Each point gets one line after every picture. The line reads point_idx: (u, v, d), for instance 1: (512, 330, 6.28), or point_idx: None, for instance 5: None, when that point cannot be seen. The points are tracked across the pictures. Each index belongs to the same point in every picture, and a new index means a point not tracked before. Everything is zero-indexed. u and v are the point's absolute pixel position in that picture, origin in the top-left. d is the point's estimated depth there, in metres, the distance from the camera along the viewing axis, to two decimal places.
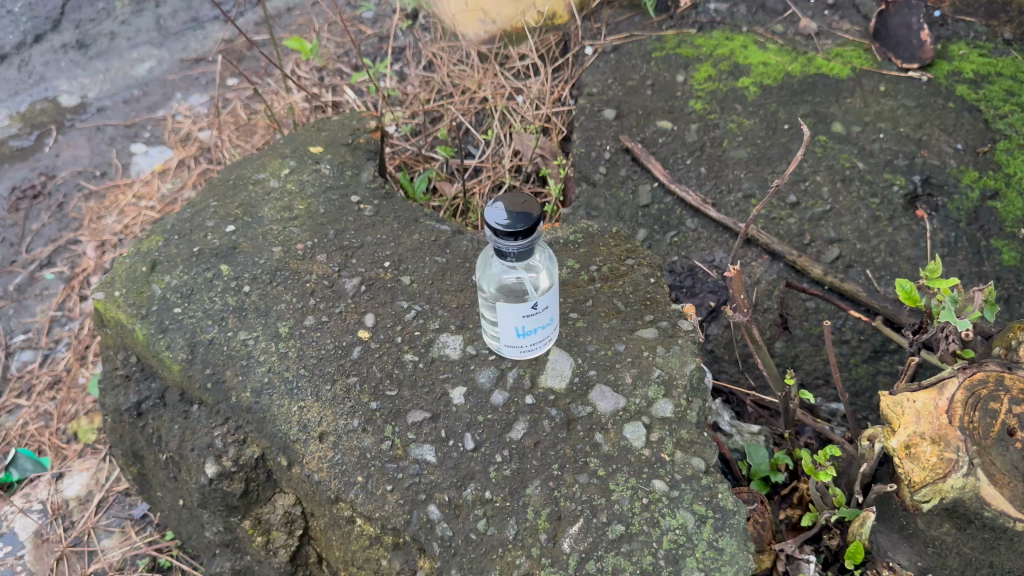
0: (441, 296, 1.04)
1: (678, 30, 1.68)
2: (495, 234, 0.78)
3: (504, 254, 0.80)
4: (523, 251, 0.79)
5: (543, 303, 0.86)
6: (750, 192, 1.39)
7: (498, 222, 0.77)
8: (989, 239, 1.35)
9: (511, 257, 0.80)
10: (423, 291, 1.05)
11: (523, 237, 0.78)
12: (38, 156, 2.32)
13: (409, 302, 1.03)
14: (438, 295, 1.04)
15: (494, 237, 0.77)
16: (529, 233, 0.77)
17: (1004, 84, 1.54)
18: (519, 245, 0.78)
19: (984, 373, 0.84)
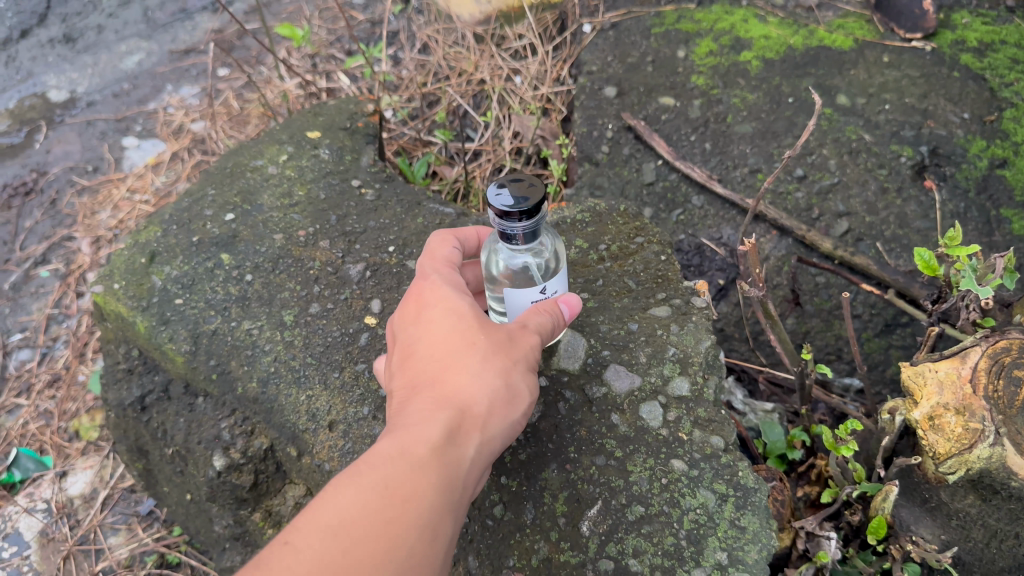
0: None
1: (676, 5, 1.65)
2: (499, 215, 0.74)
3: (510, 237, 0.76)
4: (529, 232, 0.76)
5: (552, 287, 0.84)
6: (756, 166, 1.37)
7: (499, 201, 0.73)
8: (999, 208, 1.34)
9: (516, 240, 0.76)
10: None
11: (528, 220, 0.74)
12: (28, 153, 2.29)
13: None
14: None
15: (498, 224, 0.72)
16: (534, 216, 0.74)
17: (1008, 52, 1.54)
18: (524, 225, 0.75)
19: (1008, 341, 0.80)
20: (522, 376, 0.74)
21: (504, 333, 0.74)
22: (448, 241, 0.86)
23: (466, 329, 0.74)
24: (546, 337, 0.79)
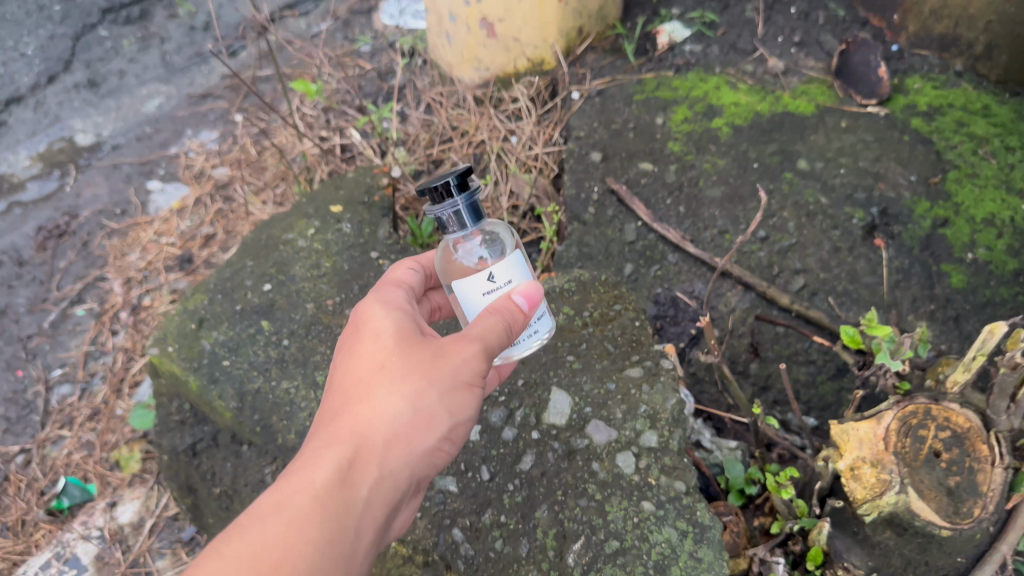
0: None
1: (657, 73, 1.84)
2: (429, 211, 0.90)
3: (449, 221, 0.90)
4: (463, 210, 0.89)
5: (501, 275, 0.93)
6: (724, 228, 1.55)
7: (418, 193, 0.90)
8: (939, 263, 1.52)
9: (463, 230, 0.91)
10: None
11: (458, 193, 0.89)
12: (60, 197, 2.47)
13: None
14: None
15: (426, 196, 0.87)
16: (460, 186, 0.88)
17: (954, 116, 1.74)
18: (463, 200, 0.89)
19: (915, 405, 0.98)
20: (438, 399, 0.84)
21: (425, 360, 0.85)
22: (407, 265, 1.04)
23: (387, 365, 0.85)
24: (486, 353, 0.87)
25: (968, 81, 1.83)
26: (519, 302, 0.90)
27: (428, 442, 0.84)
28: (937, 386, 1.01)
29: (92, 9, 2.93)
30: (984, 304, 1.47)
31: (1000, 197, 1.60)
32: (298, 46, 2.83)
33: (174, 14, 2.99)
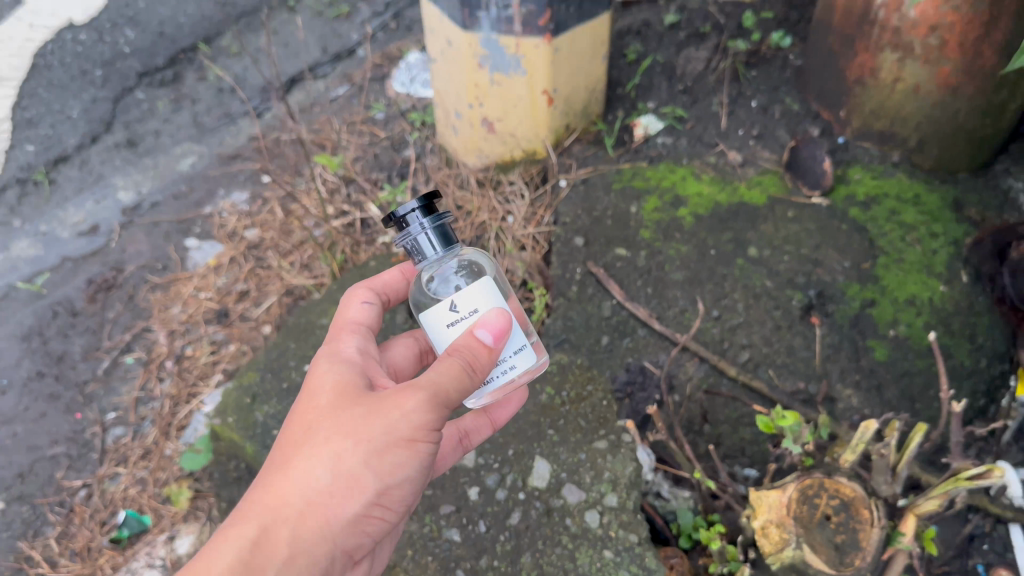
0: None
1: (633, 163, 2.15)
2: (401, 238, 1.20)
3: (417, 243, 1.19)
4: (427, 234, 1.18)
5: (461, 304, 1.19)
6: (685, 307, 1.86)
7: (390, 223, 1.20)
8: (866, 339, 1.80)
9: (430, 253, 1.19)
10: None
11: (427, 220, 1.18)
12: (107, 252, 2.77)
13: None
14: None
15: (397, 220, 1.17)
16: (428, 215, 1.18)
17: (888, 205, 2.02)
18: (432, 225, 1.19)
19: (812, 479, 1.28)
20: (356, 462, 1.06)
21: (350, 428, 1.07)
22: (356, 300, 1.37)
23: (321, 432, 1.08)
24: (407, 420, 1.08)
25: (903, 171, 2.13)
26: (476, 338, 1.12)
27: (353, 496, 1.06)
28: (832, 462, 1.33)
29: (130, 73, 3.23)
30: (903, 374, 1.75)
31: (921, 280, 1.90)
32: (318, 109, 3.13)
33: (204, 77, 3.28)
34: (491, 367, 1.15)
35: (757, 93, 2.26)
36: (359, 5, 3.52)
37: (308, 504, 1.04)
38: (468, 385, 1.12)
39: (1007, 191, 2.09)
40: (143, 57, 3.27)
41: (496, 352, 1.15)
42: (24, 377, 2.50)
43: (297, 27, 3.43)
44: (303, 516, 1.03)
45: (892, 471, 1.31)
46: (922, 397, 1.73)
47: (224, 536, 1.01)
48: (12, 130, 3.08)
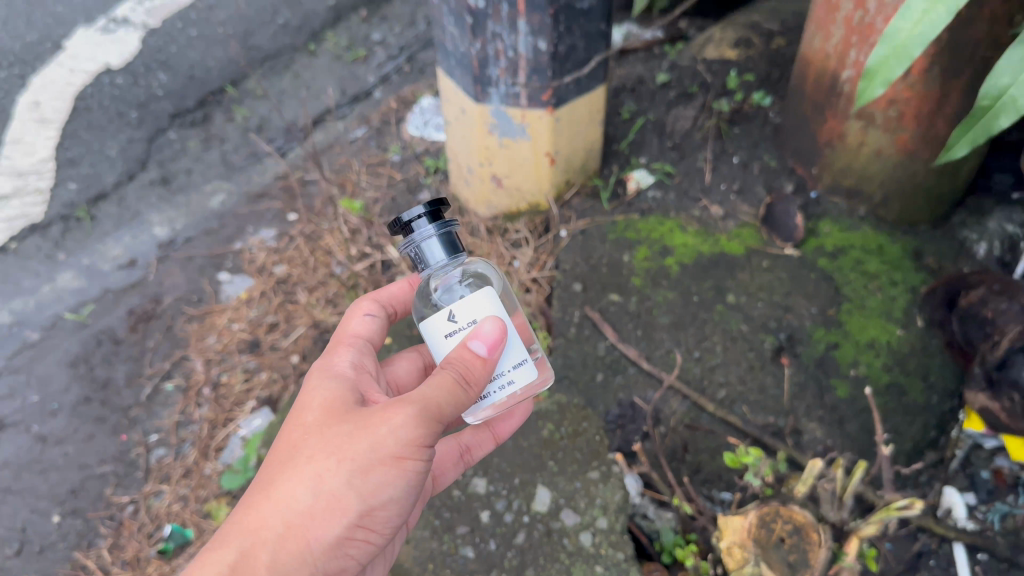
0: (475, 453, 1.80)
1: (627, 216, 2.41)
2: (407, 242, 1.36)
3: (420, 245, 1.35)
4: (429, 237, 1.34)
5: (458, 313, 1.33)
6: (670, 348, 2.11)
7: (397, 229, 1.36)
8: (829, 378, 2.03)
9: (435, 252, 1.35)
10: None
11: (432, 224, 1.34)
12: (145, 284, 3.02)
13: None
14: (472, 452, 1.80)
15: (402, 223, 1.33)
16: (433, 220, 1.34)
17: (854, 255, 2.27)
18: (437, 228, 1.35)
19: (769, 506, 1.52)
20: (337, 482, 1.19)
21: (332, 453, 1.20)
22: (359, 316, 1.59)
23: (306, 453, 1.22)
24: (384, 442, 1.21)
25: (869, 223, 2.36)
26: (474, 349, 1.27)
27: (336, 514, 1.19)
28: (788, 492, 1.58)
29: (163, 115, 3.48)
30: (861, 410, 1.98)
31: (880, 325, 2.13)
32: (338, 150, 3.37)
33: (231, 118, 3.53)
34: (484, 376, 1.28)
35: (739, 149, 2.51)
36: (375, 47, 3.75)
37: (292, 520, 1.18)
38: (463, 398, 1.26)
39: (963, 242, 2.33)
40: (175, 99, 3.52)
41: (489, 362, 1.29)
42: (73, 400, 2.75)
43: (318, 70, 3.67)
44: (287, 531, 1.17)
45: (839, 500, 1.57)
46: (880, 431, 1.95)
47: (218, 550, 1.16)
48: (55, 169, 3.33)
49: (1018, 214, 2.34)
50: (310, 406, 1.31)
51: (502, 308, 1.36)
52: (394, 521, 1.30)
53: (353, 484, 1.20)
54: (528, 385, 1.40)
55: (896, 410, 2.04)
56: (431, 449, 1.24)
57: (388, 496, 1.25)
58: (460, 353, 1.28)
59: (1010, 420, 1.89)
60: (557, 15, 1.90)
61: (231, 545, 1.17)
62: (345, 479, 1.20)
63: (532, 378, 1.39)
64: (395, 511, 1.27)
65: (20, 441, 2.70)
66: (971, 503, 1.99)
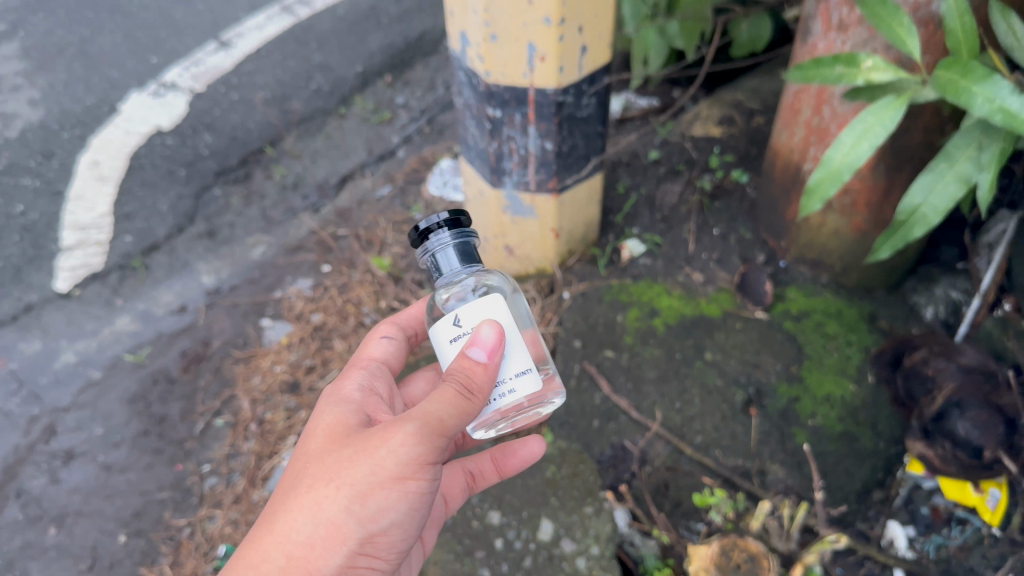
0: (490, 489, 2.17)
1: (621, 280, 2.80)
2: (425, 248, 1.59)
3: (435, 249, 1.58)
4: (443, 242, 1.58)
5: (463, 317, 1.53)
6: (656, 399, 2.47)
7: (419, 235, 1.60)
8: (790, 426, 2.39)
9: (451, 258, 1.58)
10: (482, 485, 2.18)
11: (447, 232, 1.58)
12: (195, 328, 3.39)
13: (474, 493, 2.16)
14: (488, 489, 2.17)
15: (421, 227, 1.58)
16: (450, 229, 1.58)
17: (815, 318, 2.64)
18: (454, 236, 1.59)
19: (728, 539, 1.89)
20: (337, 510, 1.41)
21: (332, 484, 1.43)
22: (376, 341, 1.92)
23: (311, 486, 1.45)
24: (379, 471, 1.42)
25: (830, 290, 2.72)
26: (472, 359, 1.45)
27: (337, 538, 1.41)
28: (744, 528, 2.05)
29: (208, 173, 3.87)
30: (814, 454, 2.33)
31: (836, 381, 2.48)
32: (366, 206, 3.73)
33: (270, 175, 3.91)
34: (486, 380, 1.45)
35: (719, 222, 2.92)
36: (399, 110, 4.15)
37: (299, 545, 1.41)
38: (467, 407, 1.43)
39: (914, 306, 2.68)
40: (219, 158, 3.91)
41: (489, 366, 1.45)
42: (134, 434, 3.12)
43: (347, 131, 4.06)
44: (295, 555, 1.40)
45: (787, 532, 2.03)
46: (831, 472, 2.32)
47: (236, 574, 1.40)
48: (113, 223, 3.72)
49: (961, 282, 2.68)
50: (319, 442, 1.55)
51: (509, 319, 1.54)
52: (397, 543, 1.50)
53: (351, 509, 1.42)
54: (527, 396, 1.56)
55: (849, 453, 2.35)
56: (427, 468, 1.44)
57: (388, 517, 1.46)
58: (456, 363, 1.46)
59: (943, 464, 2.22)
60: (561, 123, 2.34)
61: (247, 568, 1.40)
62: (344, 506, 1.42)
63: (531, 387, 1.55)
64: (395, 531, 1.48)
65: (87, 469, 3.06)
66: (911, 535, 2.29)
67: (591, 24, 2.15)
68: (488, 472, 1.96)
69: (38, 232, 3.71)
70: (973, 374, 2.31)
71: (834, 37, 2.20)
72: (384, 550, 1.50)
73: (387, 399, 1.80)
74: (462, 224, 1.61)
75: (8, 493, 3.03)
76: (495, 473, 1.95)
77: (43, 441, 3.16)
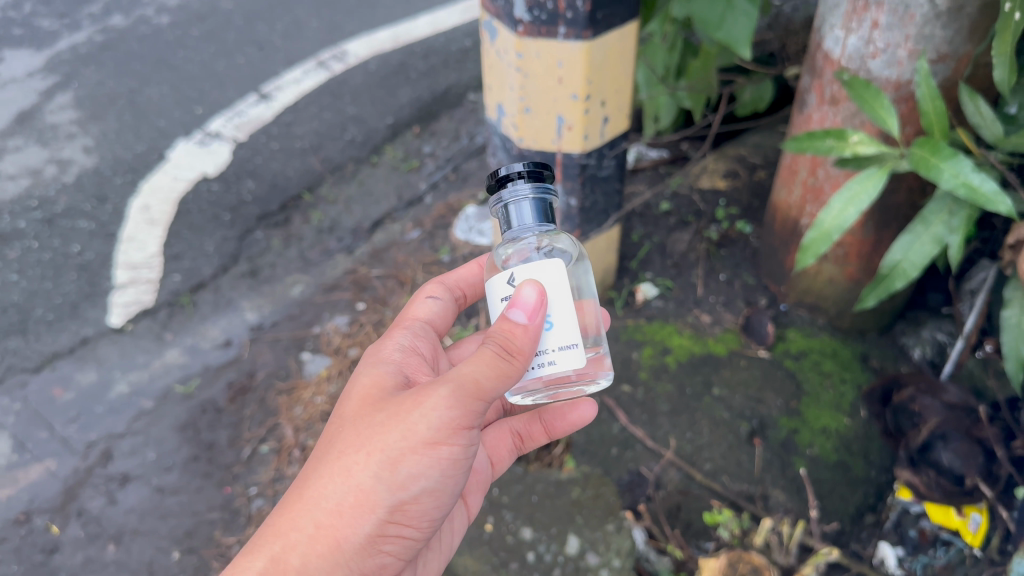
0: (522, 510, 2.43)
1: (636, 320, 3.08)
2: (502, 197, 1.67)
3: (507, 198, 1.66)
4: (516, 193, 1.64)
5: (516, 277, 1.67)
6: (668, 430, 2.72)
7: (498, 183, 1.67)
8: (790, 455, 2.65)
9: (526, 212, 1.66)
10: (515, 505, 2.45)
11: (524, 185, 1.65)
12: (240, 362, 3.66)
13: (508, 513, 2.42)
14: (521, 509, 2.43)
15: (499, 175, 1.66)
16: (528, 182, 1.65)
17: (813, 358, 2.91)
18: (531, 191, 1.66)
19: (735, 554, 2.18)
20: (367, 475, 1.58)
21: (362, 452, 1.59)
22: (424, 301, 2.07)
23: (343, 451, 1.61)
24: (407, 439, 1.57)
25: (827, 331, 3.00)
26: (512, 320, 1.53)
27: (367, 501, 1.58)
28: (751, 542, 2.41)
29: (251, 217, 4.20)
30: (812, 481, 2.58)
31: (832, 415, 2.74)
32: (397, 248, 4.02)
33: (308, 220, 4.22)
34: (528, 342, 1.54)
35: (724, 268, 3.22)
36: (426, 159, 4.47)
37: (332, 506, 1.58)
38: (505, 367, 1.53)
39: (903, 346, 2.94)
40: (261, 204, 4.25)
41: (530, 328, 1.54)
42: (184, 459, 3.34)
43: (378, 179, 4.39)
44: (328, 516, 1.57)
45: (786, 548, 2.38)
46: (827, 496, 2.55)
47: (274, 531, 1.58)
48: (163, 263, 4.01)
49: (947, 324, 2.93)
50: (353, 407, 1.70)
51: (557, 287, 1.65)
52: (426, 506, 1.67)
53: (380, 476, 1.58)
54: (570, 367, 1.68)
55: (843, 481, 2.59)
56: (453, 436, 1.58)
57: (415, 483, 1.62)
58: (496, 325, 1.55)
59: (928, 490, 2.44)
60: (584, 182, 2.64)
61: (284, 526, 1.57)
62: (373, 472, 1.58)
63: (571, 359, 1.67)
64: (422, 495, 1.65)
65: (140, 491, 3.25)
66: (900, 555, 2.45)
67: (613, 99, 2.45)
68: (537, 434, 2.25)
69: (93, 270, 3.97)
70: (955, 410, 2.56)
71: (827, 109, 2.51)
72: (413, 513, 1.66)
73: (429, 358, 1.95)
74: (541, 181, 1.67)
75: (69, 512, 3.20)
76: (544, 435, 2.23)
77: (101, 465, 3.34)
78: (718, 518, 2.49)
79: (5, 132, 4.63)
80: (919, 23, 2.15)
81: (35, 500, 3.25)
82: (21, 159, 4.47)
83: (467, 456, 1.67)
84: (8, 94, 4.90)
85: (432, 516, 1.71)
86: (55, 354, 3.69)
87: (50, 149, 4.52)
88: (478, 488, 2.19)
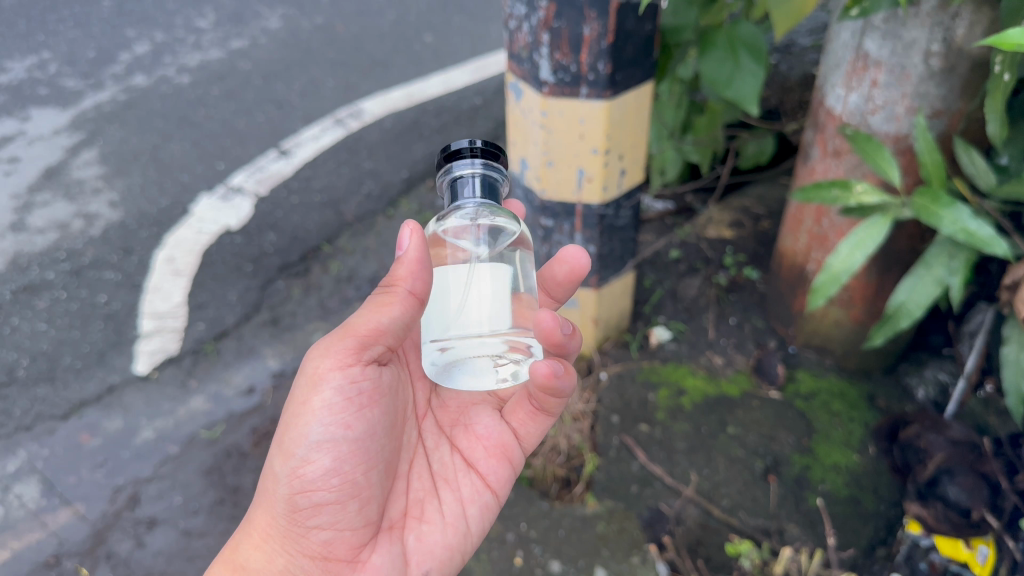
0: (553, 541, 2.65)
1: (650, 362, 3.20)
2: (452, 172, 1.96)
3: (452, 169, 1.96)
4: (463, 164, 1.95)
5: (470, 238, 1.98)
6: (687, 467, 2.82)
7: (449, 158, 1.97)
8: (804, 490, 2.75)
9: (473, 186, 1.94)
10: (547, 537, 2.66)
11: (472, 159, 1.96)
12: (263, 407, 3.73)
13: (539, 547, 2.64)
14: (552, 541, 2.65)
15: (449, 147, 1.96)
16: (474, 156, 1.96)
17: (822, 398, 3.04)
18: (481, 171, 1.95)
19: None
20: (272, 458, 2.02)
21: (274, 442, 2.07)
22: None
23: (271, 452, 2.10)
24: (292, 411, 2.00)
25: (834, 371, 3.14)
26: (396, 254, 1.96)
27: (275, 477, 2.01)
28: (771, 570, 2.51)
29: (272, 268, 4.35)
30: (828, 514, 2.68)
31: (842, 452, 2.85)
32: None
33: (327, 269, 4.35)
34: (401, 268, 1.91)
35: (734, 312, 3.38)
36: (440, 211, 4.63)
37: (261, 495, 2.07)
38: (386, 301, 1.93)
39: (907, 386, 3.06)
40: (283, 255, 4.40)
41: (404, 258, 1.90)
42: (210, 502, 3.36)
43: (395, 230, 4.54)
44: (259, 503, 2.06)
45: None
46: (842, 529, 2.65)
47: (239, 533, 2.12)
48: (187, 312, 4.12)
49: (948, 365, 3.08)
50: None
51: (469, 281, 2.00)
52: (323, 461, 1.96)
53: (278, 452, 2.01)
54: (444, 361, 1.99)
55: (856, 516, 2.68)
56: (314, 386, 1.95)
57: (299, 445, 1.97)
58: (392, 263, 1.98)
59: (936, 522, 2.51)
60: (603, 230, 2.80)
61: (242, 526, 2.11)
62: (275, 453, 2.02)
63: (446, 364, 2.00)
64: (314, 452, 1.96)
65: (168, 534, 3.27)
66: None
67: (630, 152, 2.61)
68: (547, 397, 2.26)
69: (120, 319, 4.08)
70: (960, 446, 2.65)
71: (830, 161, 2.68)
72: (318, 473, 1.97)
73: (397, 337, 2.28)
74: (491, 166, 1.97)
75: (99, 555, 3.21)
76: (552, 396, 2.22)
77: (128, 508, 3.36)
78: (740, 551, 2.58)
79: (32, 187, 4.80)
80: (915, 83, 2.34)
81: (64, 543, 3.25)
82: (49, 213, 4.63)
83: (349, 403, 1.98)
84: (35, 151, 5.08)
85: (342, 471, 1.98)
86: (83, 402, 3.75)
87: (77, 204, 4.68)
88: (490, 454, 2.35)
